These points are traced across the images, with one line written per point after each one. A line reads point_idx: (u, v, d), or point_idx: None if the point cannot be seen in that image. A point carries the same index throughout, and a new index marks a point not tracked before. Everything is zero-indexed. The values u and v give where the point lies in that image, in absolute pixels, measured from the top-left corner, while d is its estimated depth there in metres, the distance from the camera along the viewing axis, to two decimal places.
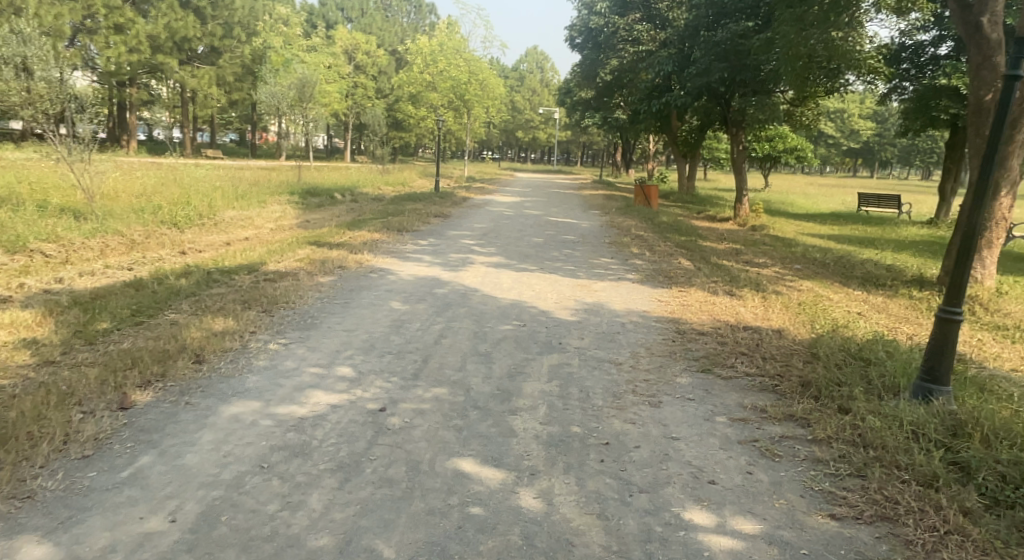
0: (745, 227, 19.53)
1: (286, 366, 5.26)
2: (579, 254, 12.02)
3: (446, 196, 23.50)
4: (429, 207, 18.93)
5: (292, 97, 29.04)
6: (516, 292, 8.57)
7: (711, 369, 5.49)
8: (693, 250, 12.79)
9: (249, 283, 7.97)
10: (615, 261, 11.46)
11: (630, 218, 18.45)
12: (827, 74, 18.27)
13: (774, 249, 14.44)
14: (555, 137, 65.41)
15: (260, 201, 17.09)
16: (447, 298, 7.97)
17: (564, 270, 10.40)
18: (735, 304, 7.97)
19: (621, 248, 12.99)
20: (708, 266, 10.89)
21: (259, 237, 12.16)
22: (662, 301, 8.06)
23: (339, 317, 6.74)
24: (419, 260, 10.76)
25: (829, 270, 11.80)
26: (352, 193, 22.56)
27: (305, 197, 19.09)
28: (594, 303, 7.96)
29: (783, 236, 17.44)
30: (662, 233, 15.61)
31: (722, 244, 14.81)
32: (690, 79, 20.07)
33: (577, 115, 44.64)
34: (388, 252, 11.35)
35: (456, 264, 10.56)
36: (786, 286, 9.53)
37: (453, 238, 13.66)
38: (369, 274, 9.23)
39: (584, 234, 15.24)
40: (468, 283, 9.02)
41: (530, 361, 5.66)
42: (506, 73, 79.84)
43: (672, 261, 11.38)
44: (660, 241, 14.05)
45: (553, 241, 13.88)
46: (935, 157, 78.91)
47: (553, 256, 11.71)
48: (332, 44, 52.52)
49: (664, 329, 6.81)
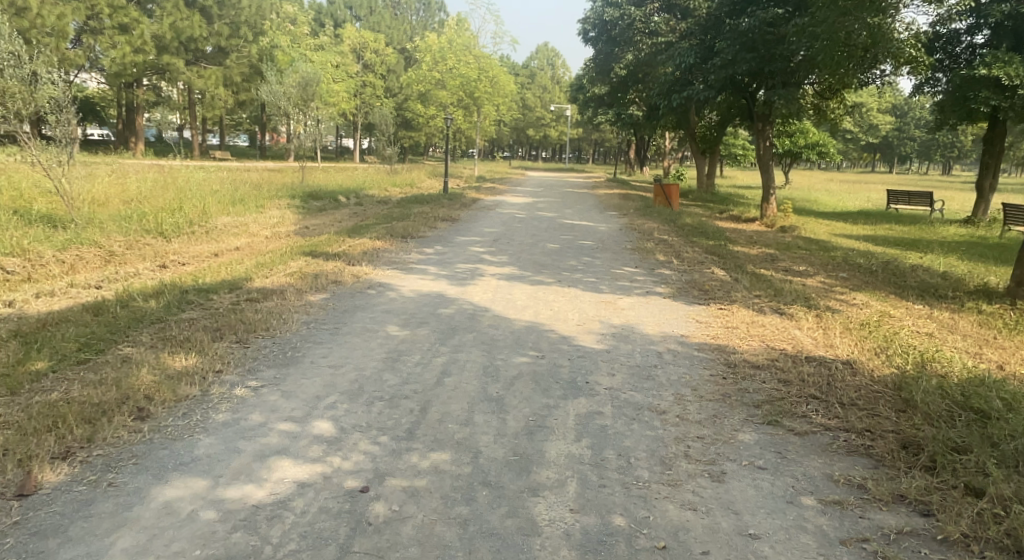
0: (773, 229, 18.40)
1: (250, 421, 4.22)
2: (599, 263, 10.95)
3: (456, 197, 22.53)
4: (437, 210, 17.91)
5: (297, 96, 28.15)
6: (532, 311, 7.51)
7: (779, 421, 4.43)
8: (725, 257, 11.70)
9: (226, 304, 6.97)
10: (640, 270, 10.37)
11: (650, 221, 17.35)
12: (862, 65, 17.02)
13: (811, 254, 13.32)
14: (566, 134, 64.37)
15: (258, 205, 16.17)
16: (453, 320, 6.94)
17: (584, 283, 9.33)
18: (785, 325, 6.91)
19: (645, 255, 11.92)
20: (746, 276, 9.78)
21: (251, 247, 11.18)
22: (700, 322, 7.01)
23: (325, 349, 5.71)
24: (423, 272, 9.76)
25: (879, 279, 10.67)
26: (357, 196, 21.58)
27: (306, 201, 18.13)
28: (623, 326, 6.90)
29: (816, 239, 16.31)
30: (686, 237, 14.52)
31: (753, 248, 13.72)
32: (715, 71, 18.90)
33: (590, 112, 43.57)
34: (390, 263, 10.33)
35: (465, 277, 9.52)
36: (837, 302, 8.44)
37: (462, 244, 12.66)
38: (367, 290, 8.23)
39: (602, 238, 14.19)
40: (478, 300, 8.00)
41: (552, 409, 4.61)
42: (516, 71, 78.77)
43: (704, 271, 10.27)
44: (686, 246, 12.97)
45: (569, 247, 12.82)
46: (957, 151, 76.77)
47: (572, 266, 10.65)
48: (340, 43, 51.77)
49: (710, 360, 5.75)
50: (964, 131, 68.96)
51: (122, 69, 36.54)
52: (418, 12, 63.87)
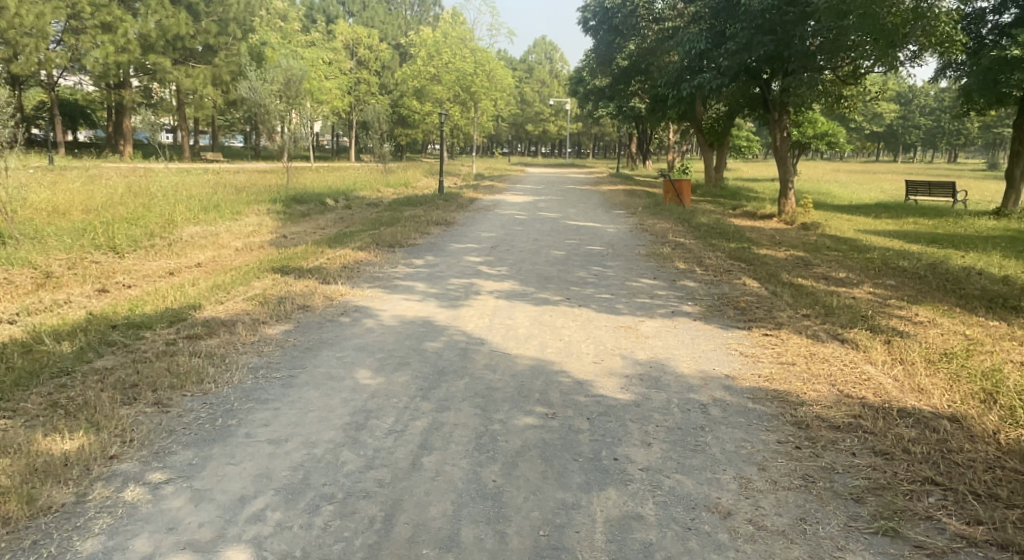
0: (794, 227, 17.08)
1: (130, 554, 2.90)
2: (611, 274, 9.63)
3: (452, 197, 21.22)
4: (430, 213, 16.58)
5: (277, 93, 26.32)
6: (538, 343, 6.17)
7: (898, 531, 3.14)
8: (754, 264, 10.38)
9: (159, 344, 5.61)
10: (659, 282, 9.06)
11: (662, 220, 16.01)
12: (892, 47, 15.61)
13: (845, 257, 12.05)
14: (566, 130, 63.03)
15: (235, 211, 14.84)
16: (442, 359, 5.62)
17: (598, 301, 7.99)
18: (853, 358, 5.63)
19: (662, 262, 10.59)
20: (785, 288, 8.48)
21: (217, 262, 9.84)
22: (745, 358, 5.72)
23: (269, 412, 4.37)
24: (411, 290, 8.44)
25: (933, 287, 9.38)
26: (346, 198, 20.23)
27: (289, 205, 16.82)
28: (652, 364, 5.57)
29: (843, 238, 15.04)
30: (704, 239, 13.20)
31: (779, 251, 12.45)
32: (728, 56, 17.63)
33: (590, 106, 42.25)
34: (371, 279, 8.98)
35: (457, 295, 8.19)
36: (899, 321, 7.13)
37: (457, 253, 11.34)
38: (341, 318, 6.89)
39: (611, 243, 12.85)
40: (472, 328, 6.67)
41: (570, 513, 3.30)
42: (513, 65, 77.24)
43: (735, 282, 8.96)
44: (707, 251, 11.65)
45: (576, 254, 11.49)
46: (963, 139, 75.41)
47: (580, 279, 9.32)
48: (333, 39, 50.39)
49: (772, 417, 4.45)
50: (971, 118, 67.69)
51: (107, 69, 35.19)
52: (413, 6, 62.26)
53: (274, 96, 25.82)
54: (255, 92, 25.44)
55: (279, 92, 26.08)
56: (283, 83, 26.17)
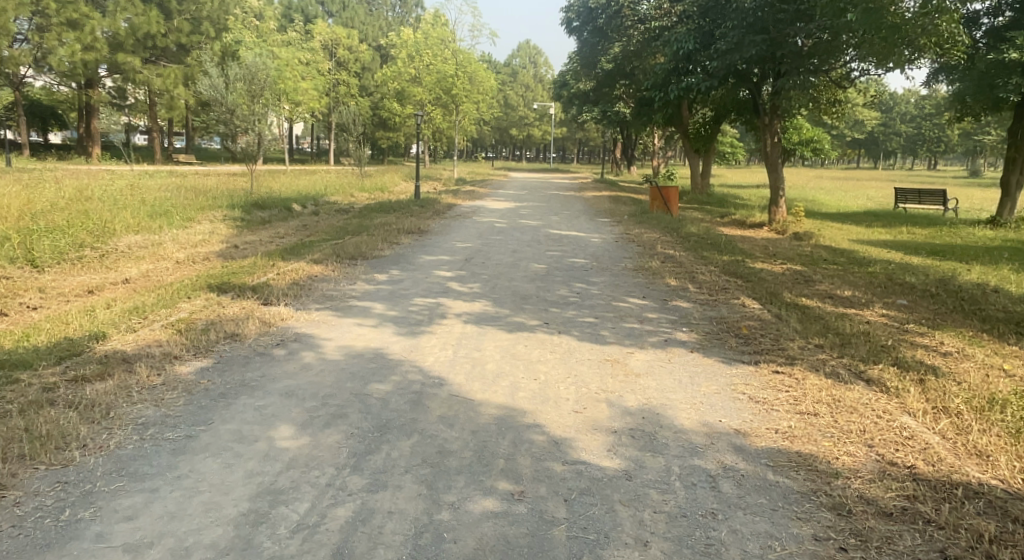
0: (786, 236, 16.27)
1: None
2: (597, 293, 8.61)
3: (428, 204, 20.17)
4: (402, 220, 15.53)
5: (240, 90, 24.36)
6: (508, 385, 5.12)
7: None
8: (752, 280, 9.45)
9: (31, 390, 4.48)
10: (650, 302, 8.07)
11: (649, 230, 15.08)
12: (891, 48, 14.81)
13: (847, 271, 11.19)
14: (550, 134, 62.21)
15: (187, 218, 13.72)
16: (389, 409, 4.56)
17: (580, 326, 6.95)
18: (885, 406, 4.70)
19: (652, 278, 9.60)
20: (791, 309, 7.56)
21: (149, 277, 8.71)
22: (754, 406, 4.75)
23: (140, 496, 3.29)
24: (366, 312, 7.36)
25: (949, 308, 8.52)
26: (315, 203, 19.13)
27: (250, 211, 15.72)
28: (645, 415, 4.56)
29: (840, 250, 14.24)
30: (694, 250, 12.27)
31: (776, 264, 11.57)
32: (717, 56, 16.79)
33: (574, 110, 41.43)
34: (322, 297, 7.89)
35: (419, 319, 7.13)
36: (926, 354, 6.23)
37: (426, 266, 10.30)
38: (276, 349, 5.82)
39: (596, 254, 11.88)
40: (431, 362, 5.62)
41: None
42: (497, 68, 76.30)
43: (733, 302, 8.00)
44: (699, 265, 10.69)
45: (557, 268, 10.47)
46: (944, 146, 75.65)
47: (560, 298, 8.30)
48: (311, 39, 49.10)
49: (802, 500, 3.49)
50: (952, 123, 67.89)
51: (72, 68, 33.63)
52: (395, 8, 61.06)
53: (238, 95, 23.91)
54: (216, 89, 23.51)
55: (242, 90, 24.10)
56: (247, 81, 24.27)
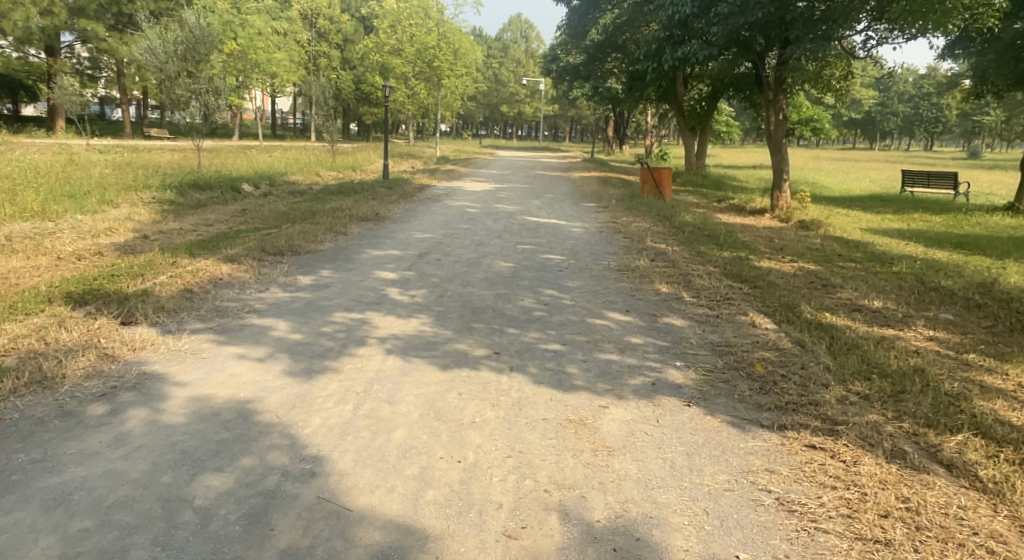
0: (791, 226, 14.57)
1: None
2: (570, 305, 6.85)
3: (396, 185, 18.35)
4: (361, 205, 13.72)
5: (181, 58, 18.06)
6: (416, 474, 3.40)
7: None
8: (759, 287, 7.70)
9: None
10: (636, 321, 6.33)
11: (638, 218, 13.28)
12: (921, 16, 12.98)
13: (868, 272, 9.50)
14: (540, 111, 60.00)
15: (104, 200, 11.90)
16: (206, 537, 2.86)
17: (542, 359, 5.21)
18: (991, 526, 3.07)
19: (638, 283, 7.85)
20: (816, 333, 5.84)
21: (3, 279, 6.88)
22: (788, 523, 3.08)
23: None
24: (263, 334, 5.59)
25: (1005, 326, 6.85)
26: (269, 184, 17.21)
27: (184, 193, 13.79)
28: (619, 548, 2.89)
29: (853, 242, 12.59)
30: (690, 245, 10.51)
31: (783, 262, 9.86)
32: (718, 20, 14.90)
33: (563, 86, 39.32)
34: (213, 311, 6.12)
35: (329, 346, 5.36)
36: (1006, 406, 4.57)
37: (367, 265, 8.52)
38: (97, 401, 4.09)
39: (575, 249, 10.09)
40: (310, 427, 3.89)
41: None
42: (487, 43, 73.48)
43: (740, 321, 6.25)
44: (695, 265, 8.95)
45: (526, 267, 8.68)
46: (941, 127, 73.78)
47: (521, 313, 6.54)
48: (289, 7, 46.60)
49: None
50: (952, 103, 66.11)
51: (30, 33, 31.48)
52: None
53: (177, 59, 17.93)
54: (147, 50, 17.55)
55: (183, 54, 18.09)
56: (192, 45, 18.19)
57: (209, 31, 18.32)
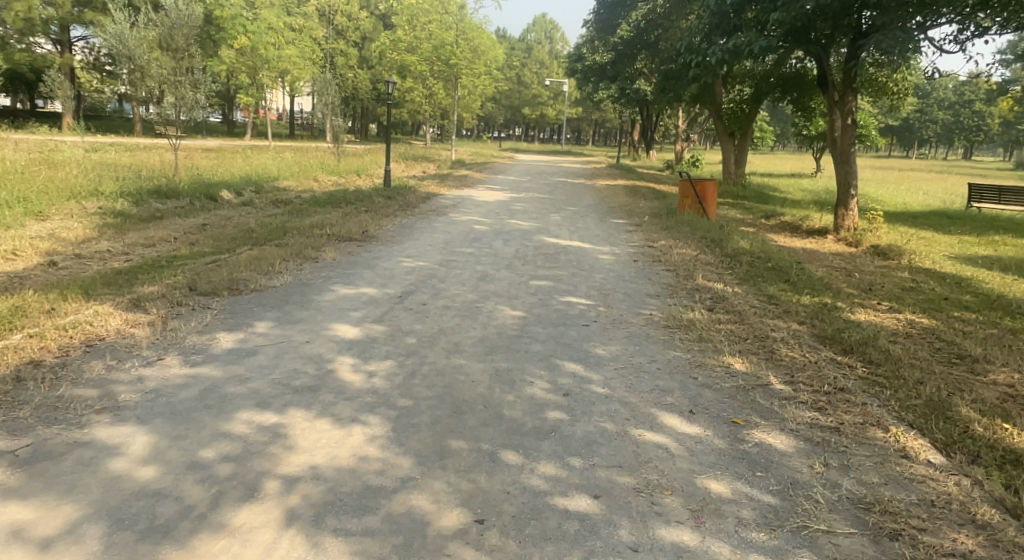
0: (863, 252, 12.19)
1: None
2: (602, 401, 4.51)
3: (399, 194, 16.15)
4: (349, 220, 11.57)
5: (156, 45, 15.12)
6: None
7: None
8: (877, 366, 5.34)
9: None
10: (711, 439, 3.99)
11: (680, 242, 10.95)
12: None
13: (1001, 329, 7.10)
14: (564, 114, 57.66)
15: (34, 212, 9.86)
16: None
17: (559, 545, 2.93)
18: None
19: (699, 354, 5.53)
20: (1019, 477, 3.52)
21: None
22: None
23: None
24: (90, 470, 3.33)
25: None
26: (253, 191, 15.14)
27: (142, 202, 11.72)
28: None
29: (950, 276, 10.18)
30: (753, 284, 8.15)
31: (883, 312, 7.48)
32: (781, 4, 12.34)
33: (588, 87, 36.97)
34: (46, 410, 3.93)
35: (189, 502, 3.10)
36: None
37: (321, 312, 6.30)
38: None
39: (605, 288, 7.80)
40: None
41: None
42: (509, 45, 71.09)
43: (879, 442, 3.93)
44: (773, 319, 6.61)
45: (541, 320, 6.41)
46: (983, 135, 70.16)
47: (526, 417, 4.22)
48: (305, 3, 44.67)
49: None
50: (996, 111, 62.76)
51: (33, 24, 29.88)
52: None
53: (150, 45, 15.00)
54: (112, 33, 14.65)
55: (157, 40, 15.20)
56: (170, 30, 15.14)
57: (188, 15, 15.35)
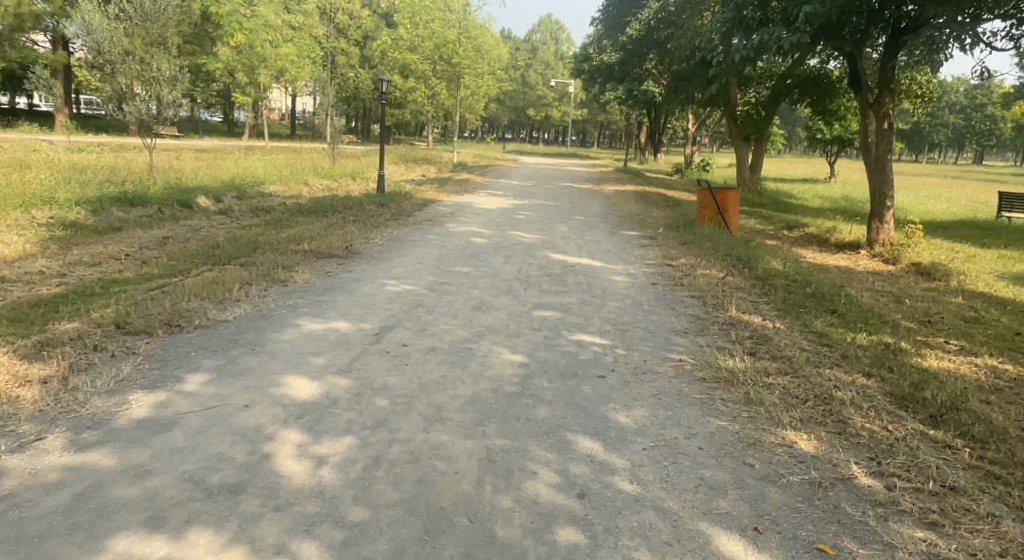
0: (904, 272, 10.95)
1: None
2: (630, 509, 3.29)
3: (393, 201, 14.94)
4: (332, 232, 10.37)
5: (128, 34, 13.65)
6: None
7: None
8: (985, 445, 4.10)
9: None
10: None
11: (703, 260, 9.71)
12: None
13: None
14: (569, 116, 56.30)
15: None
16: None
17: None
18: None
19: (752, 424, 4.28)
20: None
21: None
22: None
23: None
24: None
25: None
26: (235, 197, 13.98)
27: (102, 210, 10.58)
28: None
29: (1010, 303, 8.95)
30: (796, 317, 6.89)
31: (959, 355, 6.21)
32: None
33: (595, 88, 35.67)
34: None
35: None
36: None
37: (274, 358, 5.09)
38: None
39: (623, 322, 6.56)
40: None
41: None
42: (514, 44, 69.65)
43: None
44: (832, 369, 5.34)
45: (546, 368, 5.19)
46: (996, 139, 68.48)
47: (527, 541, 3.03)
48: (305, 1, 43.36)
49: None
50: (1010, 116, 61.12)
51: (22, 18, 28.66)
52: None
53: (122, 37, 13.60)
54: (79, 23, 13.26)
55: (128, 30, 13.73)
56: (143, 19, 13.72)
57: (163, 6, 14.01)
